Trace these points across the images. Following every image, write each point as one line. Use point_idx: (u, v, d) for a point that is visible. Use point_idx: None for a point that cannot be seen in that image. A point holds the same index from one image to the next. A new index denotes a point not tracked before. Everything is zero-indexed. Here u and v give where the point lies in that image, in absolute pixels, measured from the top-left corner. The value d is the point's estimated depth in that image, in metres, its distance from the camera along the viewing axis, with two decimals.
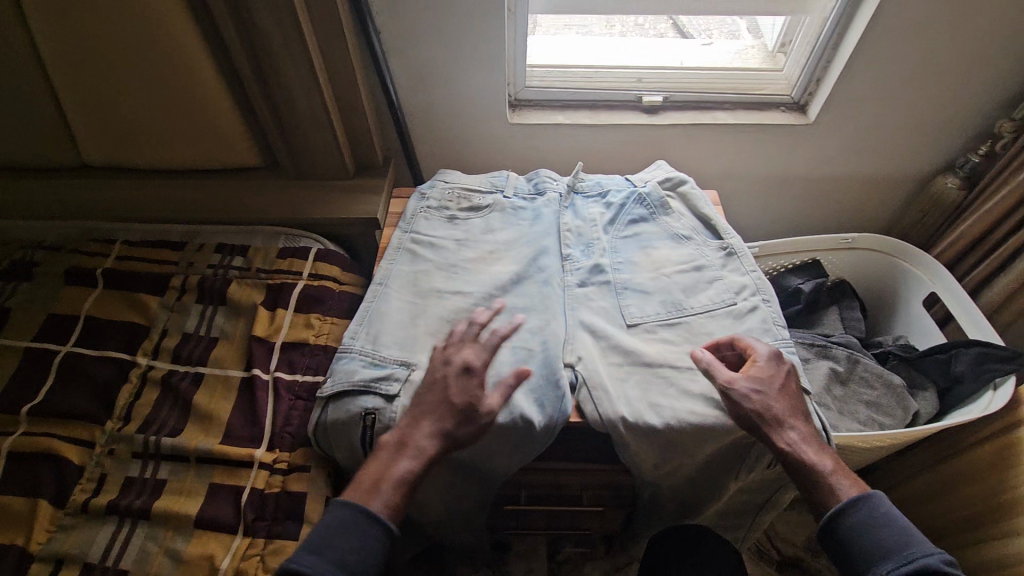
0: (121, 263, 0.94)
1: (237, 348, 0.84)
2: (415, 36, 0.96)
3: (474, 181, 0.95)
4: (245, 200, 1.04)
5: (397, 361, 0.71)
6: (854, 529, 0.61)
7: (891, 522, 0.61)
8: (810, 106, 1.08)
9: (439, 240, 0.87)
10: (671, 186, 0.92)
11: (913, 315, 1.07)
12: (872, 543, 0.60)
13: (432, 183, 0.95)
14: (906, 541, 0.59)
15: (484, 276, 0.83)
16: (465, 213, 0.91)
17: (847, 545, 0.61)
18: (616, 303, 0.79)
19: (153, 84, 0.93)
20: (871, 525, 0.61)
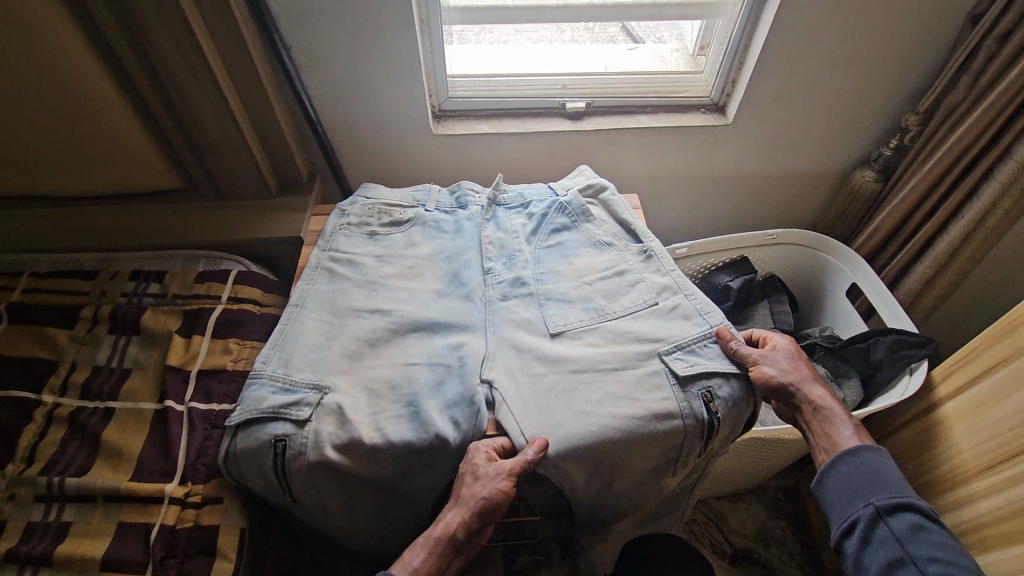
0: (28, 296, 0.90)
1: (150, 379, 0.82)
2: (329, 51, 0.95)
3: (396, 197, 0.94)
4: (164, 224, 1.01)
5: (309, 386, 0.70)
6: (852, 461, 0.66)
7: (886, 467, 0.65)
8: (729, 107, 1.10)
9: (359, 258, 0.86)
10: (592, 193, 0.92)
11: (837, 305, 1.11)
12: (866, 477, 0.65)
13: (353, 199, 0.93)
14: (889, 485, 0.64)
15: (405, 293, 0.82)
16: (386, 230, 0.90)
17: (831, 480, 0.67)
18: (539, 315, 0.78)
19: (50, 110, 0.89)
20: (859, 470, 0.65)
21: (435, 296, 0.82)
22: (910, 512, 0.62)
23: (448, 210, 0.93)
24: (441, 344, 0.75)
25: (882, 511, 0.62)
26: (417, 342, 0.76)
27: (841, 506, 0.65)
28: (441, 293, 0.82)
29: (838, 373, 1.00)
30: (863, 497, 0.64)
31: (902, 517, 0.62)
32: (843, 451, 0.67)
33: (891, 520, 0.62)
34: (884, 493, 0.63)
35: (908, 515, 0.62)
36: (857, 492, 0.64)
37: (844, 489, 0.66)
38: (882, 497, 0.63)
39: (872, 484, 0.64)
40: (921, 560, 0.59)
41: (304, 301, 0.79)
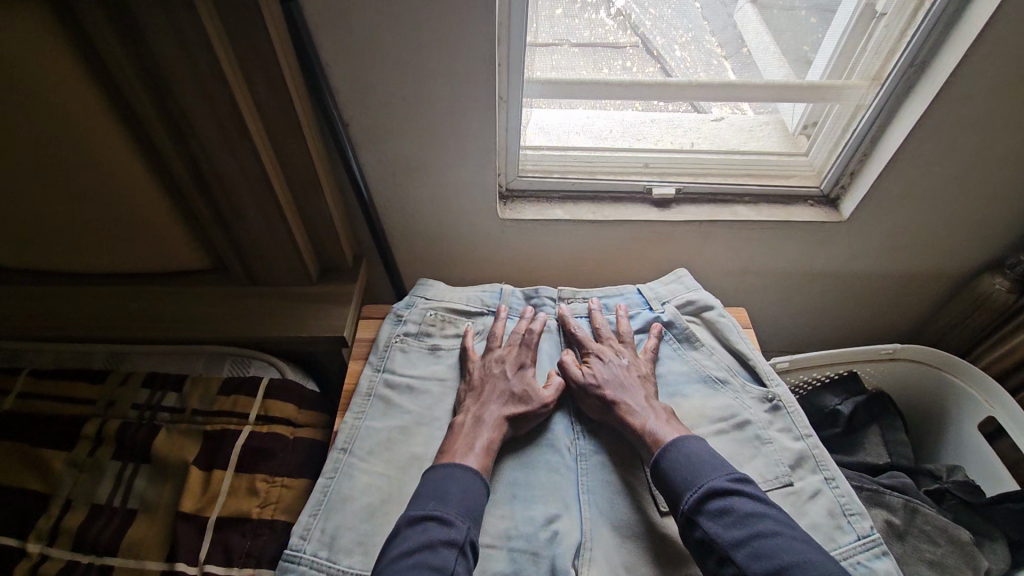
0: (25, 403, 0.77)
1: (158, 527, 0.67)
2: (389, 126, 0.82)
3: (464, 302, 0.80)
4: (188, 313, 0.87)
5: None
6: (668, 457, 0.60)
7: (705, 454, 0.60)
8: (842, 201, 0.95)
9: (420, 383, 0.71)
10: (693, 310, 0.79)
11: (966, 436, 0.93)
12: (677, 473, 0.59)
13: (410, 301, 0.79)
14: (708, 468, 0.59)
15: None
16: (451, 343, 0.76)
17: (663, 480, 0.60)
18: (646, 482, 0.64)
19: (68, 186, 0.77)
20: (678, 465, 0.59)
21: (513, 442, 0.67)
22: (716, 499, 0.56)
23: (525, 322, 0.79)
24: (522, 518, 0.60)
25: (692, 510, 0.56)
26: (491, 508, 0.62)
27: (670, 509, 0.59)
28: (519, 438, 0.68)
29: (978, 534, 0.82)
30: (677, 498, 0.58)
31: (728, 505, 0.55)
32: (662, 446, 0.62)
33: (701, 517, 0.55)
34: (694, 487, 0.57)
35: (731, 500, 0.56)
36: (671, 493, 0.58)
37: (672, 483, 0.59)
38: (690, 494, 0.57)
39: (682, 481, 0.58)
40: (736, 550, 0.52)
41: (354, 442, 0.65)
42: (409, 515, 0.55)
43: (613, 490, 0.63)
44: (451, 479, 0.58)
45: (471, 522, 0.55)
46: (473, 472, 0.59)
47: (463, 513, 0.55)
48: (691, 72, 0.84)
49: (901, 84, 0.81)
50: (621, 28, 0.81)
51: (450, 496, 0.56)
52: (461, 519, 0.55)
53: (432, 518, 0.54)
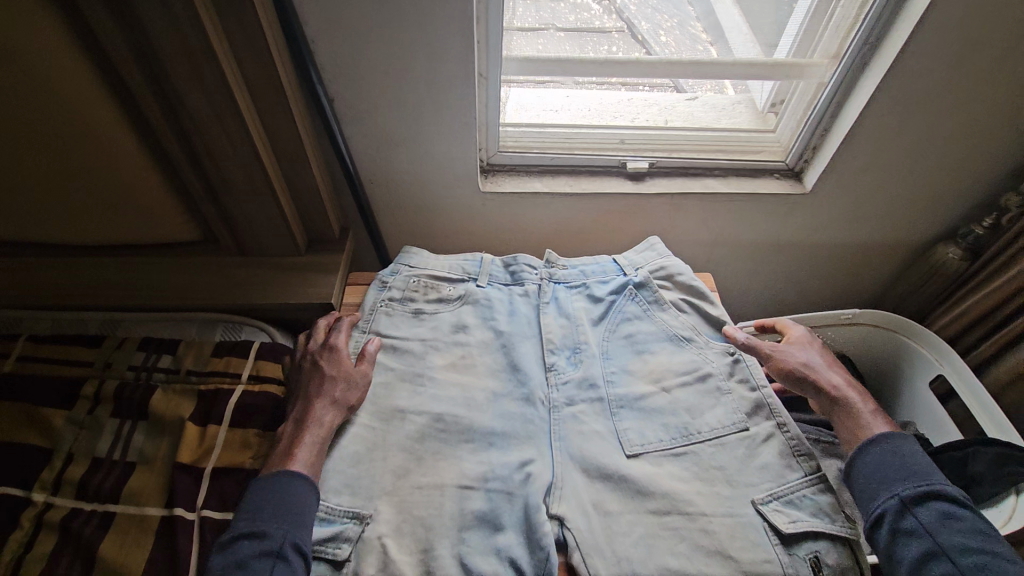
0: (24, 367, 0.80)
1: (157, 477, 0.71)
2: (373, 100, 0.85)
3: (445, 269, 0.84)
4: (180, 282, 0.91)
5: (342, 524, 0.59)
6: (870, 453, 0.64)
7: (920, 455, 0.64)
8: (806, 174, 1.00)
9: (403, 343, 0.76)
10: (664, 275, 0.84)
11: (918, 395, 1.00)
12: (893, 468, 0.62)
13: (394, 268, 0.83)
14: (920, 471, 0.62)
15: (453, 391, 0.72)
16: (433, 306, 0.80)
17: (869, 474, 0.63)
18: (612, 427, 0.69)
19: (59, 158, 0.79)
20: (888, 454, 0.63)
21: (488, 396, 0.72)
22: (937, 501, 0.59)
23: (502, 287, 0.83)
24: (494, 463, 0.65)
25: (909, 500, 0.60)
26: (468, 453, 0.66)
27: (865, 499, 0.63)
28: (494, 392, 0.72)
29: None
30: (885, 488, 0.61)
31: (931, 506, 0.59)
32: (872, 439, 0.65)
33: (920, 509, 0.59)
34: (910, 484, 0.61)
35: (936, 503, 0.59)
36: (875, 488, 0.62)
37: (874, 477, 0.63)
38: (908, 486, 0.61)
39: (898, 473, 0.62)
40: (954, 552, 0.55)
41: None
42: (227, 537, 0.57)
43: (583, 435, 0.68)
44: (262, 490, 0.58)
45: (291, 525, 0.56)
46: (302, 477, 0.59)
47: (277, 521, 0.56)
48: (667, 46, 0.93)
49: (859, 62, 0.86)
50: (605, 13, 0.92)
51: (265, 510, 0.57)
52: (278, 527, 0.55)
53: (245, 536, 0.56)
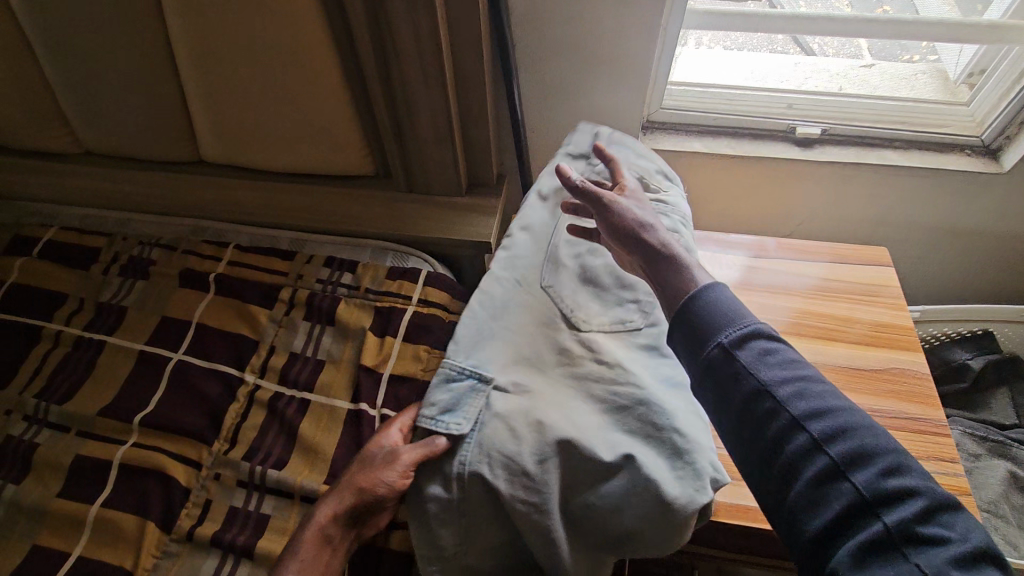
0: (232, 269, 0.93)
1: (344, 375, 0.80)
2: (549, 48, 0.88)
3: (592, 184, 0.84)
4: (356, 211, 1.00)
5: (501, 421, 0.60)
6: (701, 302, 0.53)
7: (728, 306, 0.53)
8: (1006, 152, 0.91)
9: (550, 258, 0.75)
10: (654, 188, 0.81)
11: None
12: (704, 321, 0.53)
13: (544, 191, 0.84)
14: (729, 326, 0.52)
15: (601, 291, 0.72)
16: (582, 215, 0.80)
17: (691, 321, 0.53)
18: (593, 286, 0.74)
19: (276, 89, 0.90)
20: (708, 313, 0.52)
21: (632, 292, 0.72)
22: (756, 345, 0.51)
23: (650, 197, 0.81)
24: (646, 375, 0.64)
25: (732, 345, 0.51)
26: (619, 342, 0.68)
27: (692, 351, 0.53)
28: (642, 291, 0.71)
29: None
30: (714, 331, 0.52)
31: (752, 347, 0.51)
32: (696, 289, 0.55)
33: (741, 350, 0.50)
34: (736, 329, 0.51)
35: (759, 342, 0.51)
36: (706, 328, 0.52)
37: (701, 327, 0.52)
38: (734, 329, 0.51)
39: (722, 320, 0.52)
40: (777, 385, 0.48)
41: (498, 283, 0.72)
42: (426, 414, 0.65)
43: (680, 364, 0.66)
44: None
45: None
46: None
47: None
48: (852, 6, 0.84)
49: None
50: None
51: None
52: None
53: None
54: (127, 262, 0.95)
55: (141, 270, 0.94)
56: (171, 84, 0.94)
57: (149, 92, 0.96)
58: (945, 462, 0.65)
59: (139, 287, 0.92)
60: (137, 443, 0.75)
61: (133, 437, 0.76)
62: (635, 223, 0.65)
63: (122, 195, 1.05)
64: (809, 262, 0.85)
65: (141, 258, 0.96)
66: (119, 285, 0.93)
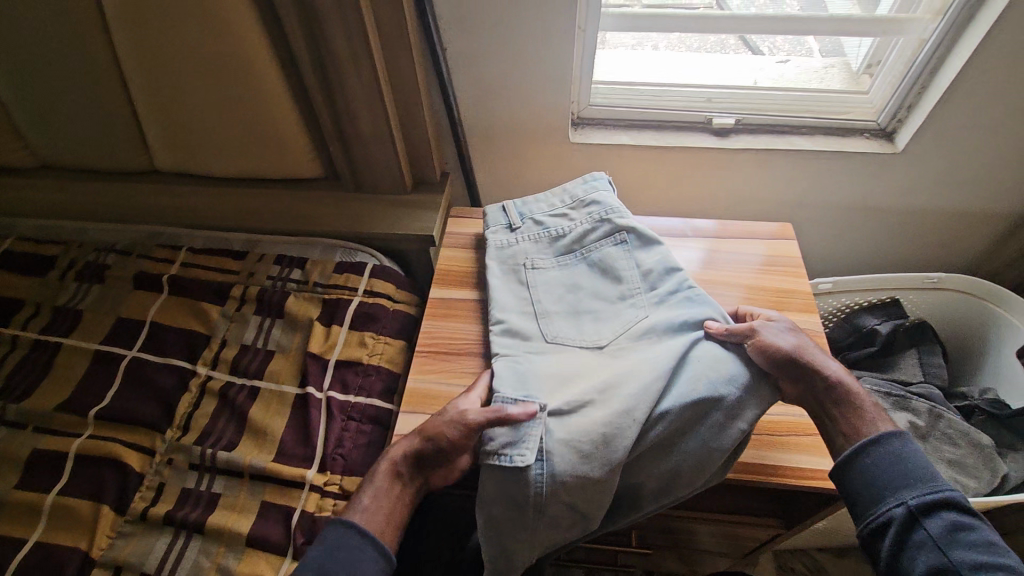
0: (186, 270, 0.97)
1: (292, 363, 0.85)
2: (478, 52, 0.94)
3: (527, 228, 0.89)
4: (305, 211, 1.05)
5: (565, 444, 0.64)
6: (877, 451, 0.62)
7: (920, 459, 0.61)
8: (899, 134, 1.00)
9: (538, 302, 0.81)
10: (580, 202, 0.89)
11: (1003, 362, 0.98)
12: (901, 472, 0.60)
13: (494, 235, 0.90)
14: (927, 476, 0.60)
15: (596, 314, 0.79)
16: (537, 265, 0.86)
17: (869, 472, 0.61)
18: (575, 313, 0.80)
19: (221, 98, 0.95)
20: (895, 458, 0.61)
21: (618, 300, 0.80)
22: (947, 510, 0.58)
23: (579, 214, 0.88)
24: (677, 342, 0.70)
25: (914, 509, 0.58)
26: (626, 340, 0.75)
27: (868, 501, 0.61)
28: (622, 296, 0.80)
29: (1002, 445, 0.89)
30: (894, 493, 0.59)
31: (943, 515, 0.58)
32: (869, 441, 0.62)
33: (926, 518, 0.57)
34: (919, 489, 0.59)
35: (948, 513, 0.58)
36: (884, 486, 0.60)
37: (887, 474, 0.61)
38: (925, 492, 0.59)
39: (905, 478, 0.60)
40: (964, 567, 0.54)
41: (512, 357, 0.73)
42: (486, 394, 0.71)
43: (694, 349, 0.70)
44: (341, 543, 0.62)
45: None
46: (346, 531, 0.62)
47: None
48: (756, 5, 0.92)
49: (964, 16, 0.85)
50: None
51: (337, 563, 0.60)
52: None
53: None
54: (83, 268, 0.99)
55: (97, 275, 0.98)
56: (120, 96, 0.98)
57: (99, 105, 0.99)
58: None
59: (96, 291, 0.96)
60: (92, 435, 0.78)
61: (88, 430, 0.79)
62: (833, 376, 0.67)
63: (76, 205, 1.08)
64: (724, 239, 0.93)
65: (97, 263, 0.99)
66: (75, 290, 0.96)
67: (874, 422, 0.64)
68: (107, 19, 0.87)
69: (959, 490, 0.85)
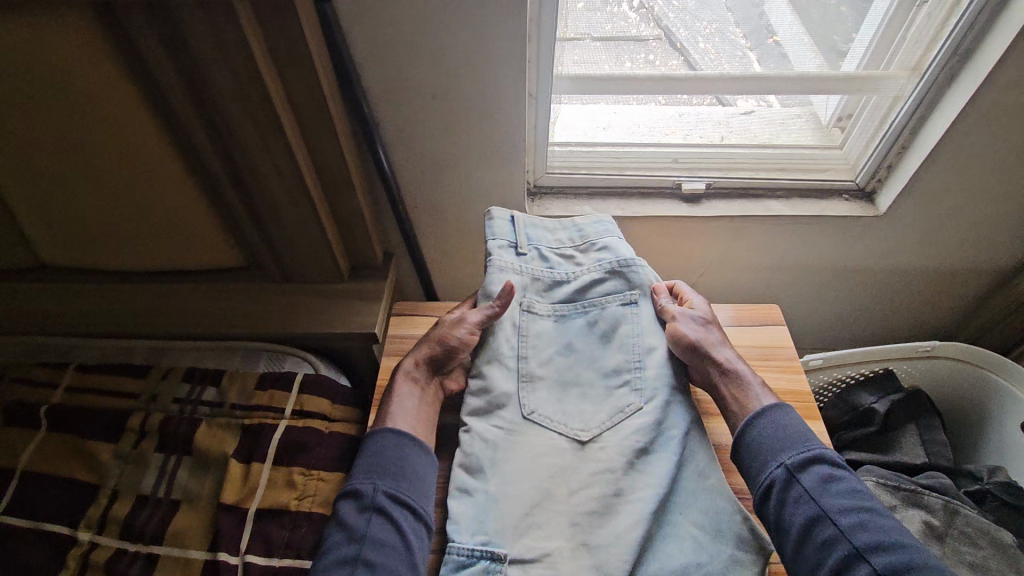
0: (71, 396, 0.80)
1: (202, 517, 0.69)
2: (415, 124, 0.82)
3: (533, 260, 0.77)
4: (224, 310, 0.90)
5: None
6: (761, 422, 0.63)
7: (795, 426, 0.63)
8: (880, 195, 0.92)
9: (528, 364, 0.70)
10: (586, 249, 0.78)
11: (1009, 438, 0.90)
12: (780, 439, 0.62)
13: (494, 254, 0.76)
14: (802, 435, 0.62)
15: (581, 391, 0.69)
16: (533, 309, 0.74)
17: (752, 443, 0.63)
18: (570, 383, 0.70)
19: (110, 189, 0.79)
20: (775, 429, 0.62)
21: (609, 375, 0.70)
22: (819, 464, 0.60)
23: (587, 260, 0.76)
24: (662, 468, 0.62)
25: (793, 468, 0.59)
26: (617, 439, 0.64)
27: (752, 469, 0.62)
28: (615, 370, 0.70)
29: (1020, 537, 0.81)
30: (773, 455, 0.61)
31: (815, 471, 0.59)
32: (759, 409, 0.64)
33: (802, 474, 0.59)
34: (796, 449, 0.61)
35: (820, 468, 0.59)
36: (768, 453, 0.61)
37: (768, 441, 0.62)
38: (798, 452, 0.60)
39: (784, 442, 0.61)
40: (838, 514, 0.56)
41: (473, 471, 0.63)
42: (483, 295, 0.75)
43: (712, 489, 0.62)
44: (382, 445, 0.64)
45: (377, 480, 0.61)
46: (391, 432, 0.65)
47: (374, 477, 0.61)
48: (715, 64, 0.83)
49: (943, 74, 0.78)
50: (644, 21, 0.81)
51: (388, 465, 0.62)
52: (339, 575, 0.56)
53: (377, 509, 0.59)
54: None
55: None
56: None
57: None
58: None
59: None
60: None
61: None
62: (708, 341, 0.70)
63: None
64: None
65: None
66: None
67: (759, 399, 0.66)
68: None
69: None
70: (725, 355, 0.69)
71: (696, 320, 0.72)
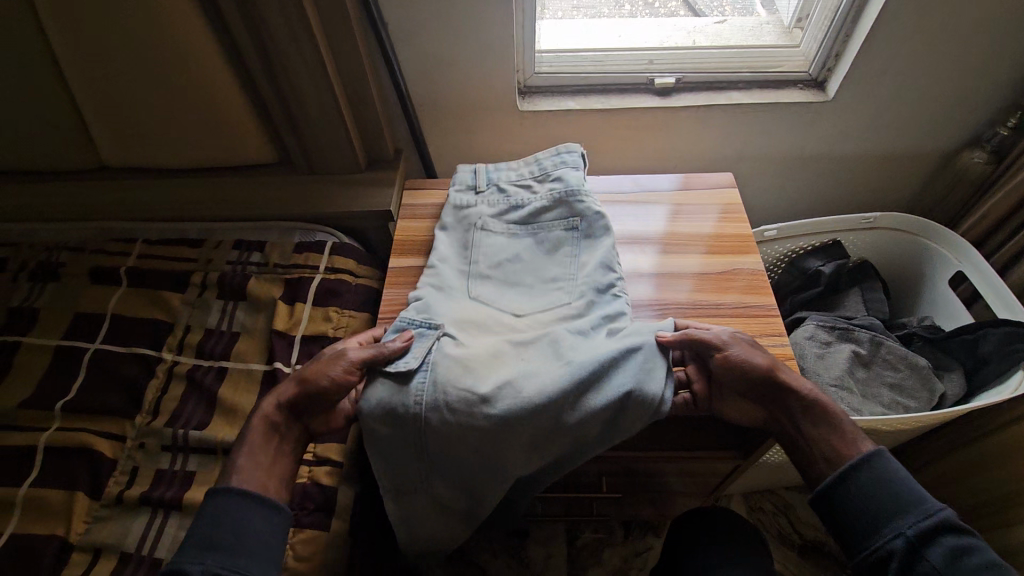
0: (143, 261, 0.97)
1: (259, 342, 0.87)
2: (416, 24, 0.95)
3: (491, 194, 0.88)
4: (262, 195, 1.05)
5: (453, 364, 0.65)
6: (865, 479, 0.59)
7: (910, 481, 0.58)
8: (829, 83, 1.04)
9: (478, 270, 0.81)
10: (542, 178, 0.87)
11: (937, 293, 1.05)
12: (886, 498, 0.57)
13: (456, 189, 0.90)
14: (916, 496, 0.57)
15: (518, 291, 0.79)
16: (487, 227, 0.85)
17: (857, 501, 0.58)
18: (513, 288, 0.80)
19: (161, 89, 0.92)
20: (881, 482, 0.58)
21: (547, 280, 0.79)
22: (944, 534, 0.55)
23: (542, 188, 0.86)
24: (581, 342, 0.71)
25: (913, 538, 0.55)
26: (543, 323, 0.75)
27: (862, 534, 0.58)
28: (552, 277, 0.79)
29: (938, 367, 0.96)
30: (888, 523, 0.56)
31: (941, 539, 0.54)
32: (858, 458, 0.60)
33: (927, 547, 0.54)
34: (913, 516, 0.56)
35: (945, 536, 0.54)
36: (881, 516, 0.57)
37: (875, 502, 0.58)
38: (915, 517, 0.56)
39: (893, 506, 0.57)
40: None
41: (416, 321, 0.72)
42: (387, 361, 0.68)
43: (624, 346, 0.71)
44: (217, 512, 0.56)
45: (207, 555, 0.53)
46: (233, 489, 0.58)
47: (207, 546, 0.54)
48: None
49: None
50: None
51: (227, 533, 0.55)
52: (200, 561, 0.53)
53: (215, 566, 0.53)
54: (36, 267, 0.97)
55: (52, 273, 0.97)
56: (59, 96, 0.94)
57: (31, 103, 0.95)
58: (771, 336, 0.77)
59: (51, 289, 0.95)
60: (59, 428, 0.78)
61: (54, 423, 0.79)
62: (786, 373, 0.65)
63: (24, 208, 1.05)
64: (686, 189, 0.97)
65: (51, 262, 0.98)
66: (31, 290, 0.95)
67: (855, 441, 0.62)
68: (37, 10, 0.83)
69: (902, 410, 0.91)
70: (752, 353, 0.67)
71: (752, 351, 0.67)
